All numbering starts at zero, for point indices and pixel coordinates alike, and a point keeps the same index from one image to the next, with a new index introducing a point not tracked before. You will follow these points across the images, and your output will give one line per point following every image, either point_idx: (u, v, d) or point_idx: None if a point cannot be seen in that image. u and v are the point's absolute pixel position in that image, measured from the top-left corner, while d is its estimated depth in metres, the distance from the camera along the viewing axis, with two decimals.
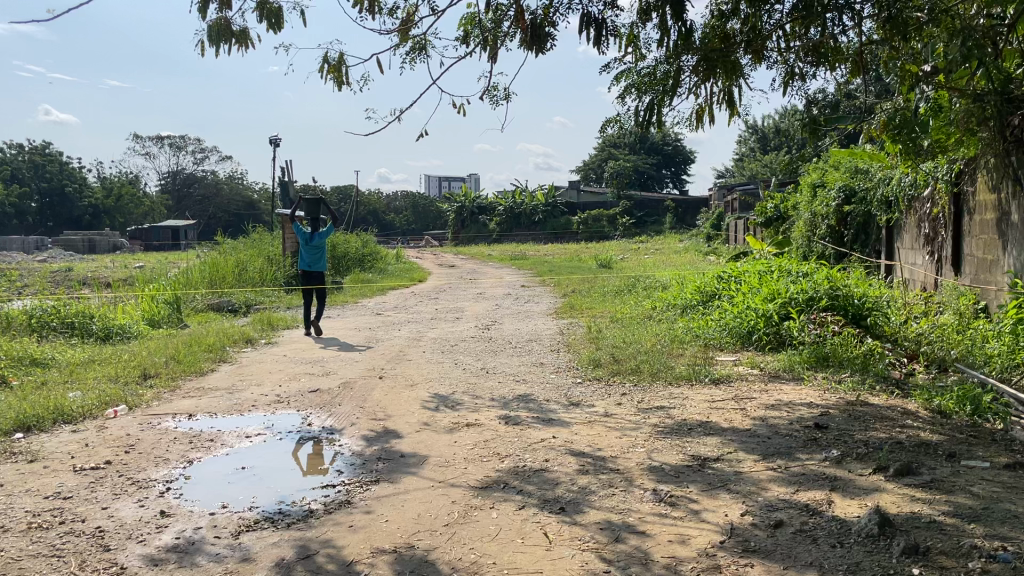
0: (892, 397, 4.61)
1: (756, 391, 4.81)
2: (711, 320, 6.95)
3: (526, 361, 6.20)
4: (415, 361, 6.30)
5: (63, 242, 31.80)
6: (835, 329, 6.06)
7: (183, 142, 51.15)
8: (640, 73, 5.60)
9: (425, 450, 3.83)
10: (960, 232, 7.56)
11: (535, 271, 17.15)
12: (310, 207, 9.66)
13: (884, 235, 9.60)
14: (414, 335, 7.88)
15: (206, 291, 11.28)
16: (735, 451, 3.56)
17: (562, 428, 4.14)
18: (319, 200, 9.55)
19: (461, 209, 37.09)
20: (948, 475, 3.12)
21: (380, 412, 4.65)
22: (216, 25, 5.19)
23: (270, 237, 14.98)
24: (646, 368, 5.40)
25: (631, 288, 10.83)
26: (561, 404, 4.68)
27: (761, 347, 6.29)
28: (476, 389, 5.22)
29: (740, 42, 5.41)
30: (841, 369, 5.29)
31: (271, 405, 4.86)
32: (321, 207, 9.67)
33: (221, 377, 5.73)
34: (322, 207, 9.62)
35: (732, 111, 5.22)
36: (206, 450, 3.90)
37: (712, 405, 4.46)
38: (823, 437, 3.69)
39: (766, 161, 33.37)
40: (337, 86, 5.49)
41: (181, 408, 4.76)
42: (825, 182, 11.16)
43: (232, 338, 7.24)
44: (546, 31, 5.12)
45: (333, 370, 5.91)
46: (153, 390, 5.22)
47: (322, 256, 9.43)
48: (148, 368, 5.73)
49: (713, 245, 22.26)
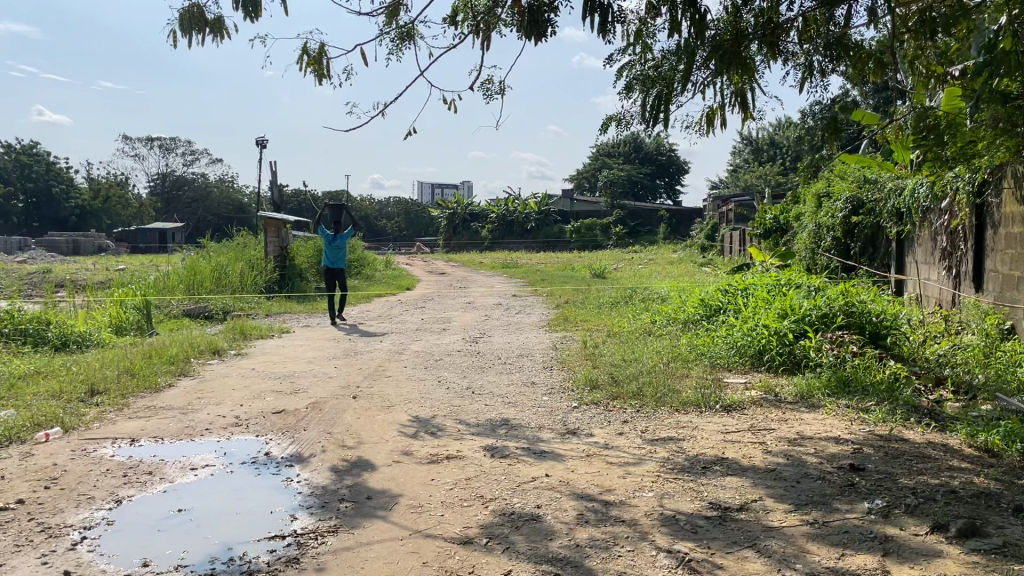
0: (928, 430, 4.07)
1: (774, 420, 4.27)
2: (718, 337, 6.39)
3: (517, 380, 5.66)
4: (395, 378, 5.74)
5: (47, 244, 31.05)
6: (855, 350, 5.49)
7: (172, 144, 50.44)
8: (645, 67, 5.12)
9: (397, 488, 3.28)
10: (982, 246, 7.06)
11: (528, 280, 16.65)
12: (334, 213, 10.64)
13: (894, 248, 9.11)
14: (396, 348, 7.32)
15: (181, 296, 10.71)
16: (761, 499, 3.02)
17: (557, 463, 3.59)
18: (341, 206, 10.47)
19: (452, 216, 36.40)
20: (1021, 537, 2.59)
21: (350, 438, 4.09)
22: (186, 12, 4.83)
23: (253, 241, 14.42)
24: (650, 391, 4.86)
25: (628, 300, 10.29)
26: (555, 433, 4.14)
27: (774, 369, 5.72)
28: (461, 412, 4.67)
29: (754, 35, 4.91)
30: (865, 395, 4.75)
31: (226, 429, 4.30)
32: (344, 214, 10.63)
33: (177, 394, 5.16)
34: (345, 213, 10.66)
35: (744, 114, 4.74)
36: (140, 487, 3.33)
37: (727, 438, 3.91)
38: (862, 482, 3.16)
39: (761, 173, 32.98)
40: (317, 79, 5.06)
41: (124, 432, 4.19)
42: (830, 192, 10.67)
43: (197, 350, 6.67)
44: (547, 16, 4.62)
45: (303, 388, 5.35)
46: (97, 409, 4.65)
47: (342, 256, 10.40)
48: (95, 384, 5.17)
49: (707, 257, 21.83)
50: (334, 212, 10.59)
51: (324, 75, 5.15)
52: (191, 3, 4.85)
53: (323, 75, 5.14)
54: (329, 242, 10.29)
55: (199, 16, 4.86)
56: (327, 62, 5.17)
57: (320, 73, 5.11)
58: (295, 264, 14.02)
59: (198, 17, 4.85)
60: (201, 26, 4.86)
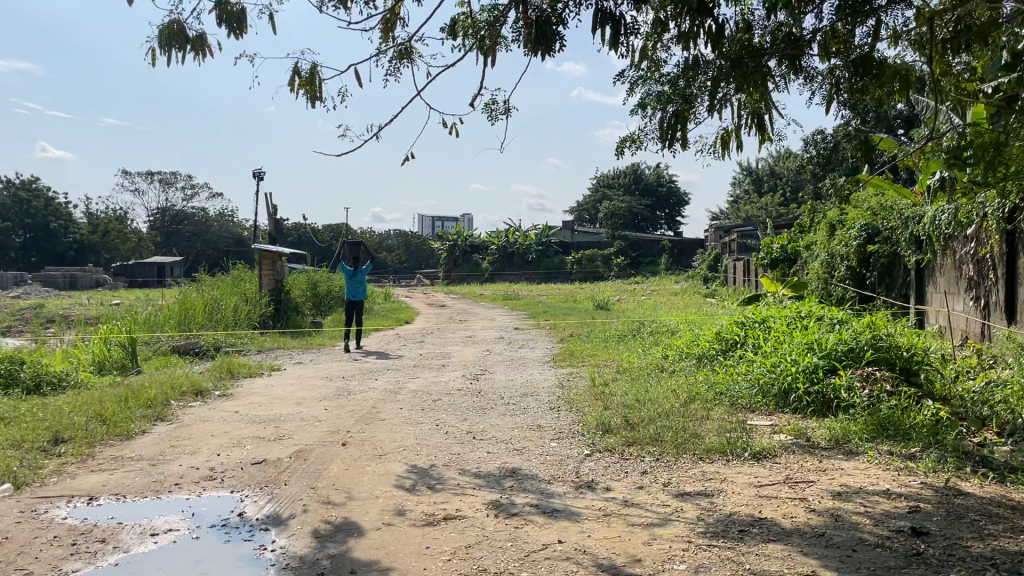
0: (987, 482, 3.61)
1: (811, 471, 3.81)
2: (737, 374, 5.97)
3: (521, 423, 5.20)
4: (390, 421, 5.29)
5: (44, 279, 30.64)
6: (889, 388, 5.04)
7: (173, 178, 50.22)
8: (659, 85, 4.76)
9: (387, 560, 2.82)
10: (1014, 275, 6.60)
11: (530, 313, 16.19)
12: (353, 248, 10.73)
13: (913, 277, 8.67)
14: (392, 387, 6.85)
15: (170, 333, 10.24)
16: (813, 572, 2.57)
17: (571, 525, 3.13)
18: (361, 241, 10.56)
19: (453, 247, 35.98)
20: None
21: (336, 494, 3.63)
22: (166, 28, 4.48)
23: (247, 274, 14.01)
24: (669, 437, 4.40)
25: (635, 333, 9.84)
26: (567, 486, 3.68)
27: (801, 411, 5.27)
28: (461, 461, 4.20)
29: (771, 49, 4.43)
30: (907, 440, 4.30)
31: (198, 484, 3.84)
32: (364, 250, 10.72)
33: (150, 442, 4.71)
34: (362, 249, 10.80)
35: (763, 137, 4.35)
36: (88, 559, 2.88)
37: (761, 493, 3.46)
38: (928, 551, 2.71)
39: (762, 204, 32.57)
40: (309, 101, 4.67)
41: (82, 489, 3.73)
42: (842, 220, 10.27)
43: (178, 391, 6.21)
44: (554, 29, 4.25)
45: (288, 434, 4.89)
46: (57, 462, 4.20)
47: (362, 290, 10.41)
48: (59, 431, 4.72)
49: (712, 288, 21.34)
50: (352, 248, 10.71)
51: (317, 97, 4.78)
52: (171, 19, 4.50)
53: (316, 97, 4.76)
54: (348, 276, 10.32)
55: (179, 33, 4.51)
56: (321, 83, 4.79)
57: (312, 95, 4.73)
58: (289, 299, 13.60)
59: (178, 33, 4.50)
60: (181, 43, 4.49)
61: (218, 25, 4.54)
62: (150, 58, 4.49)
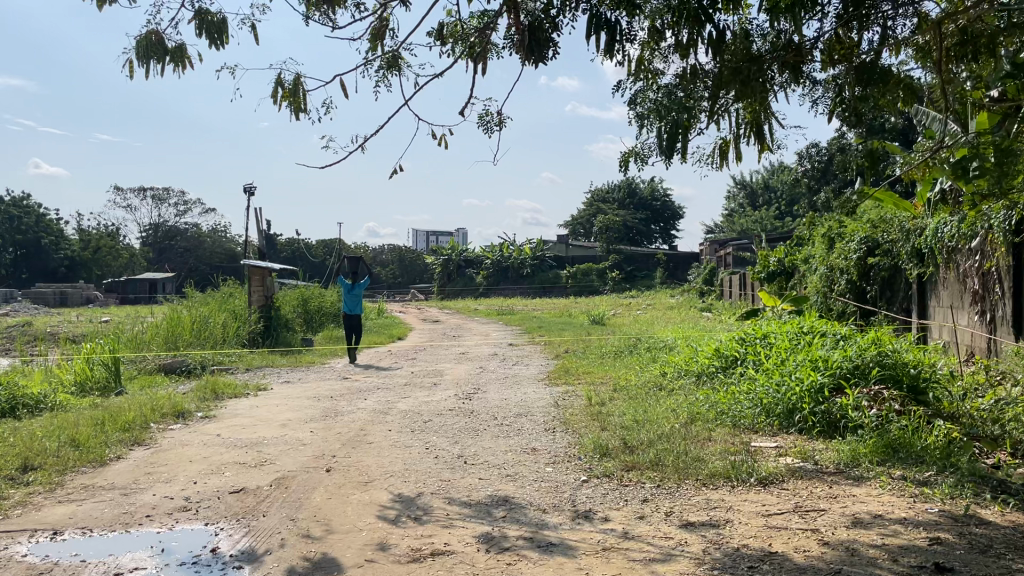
0: (1007, 509, 3.40)
1: (821, 498, 3.60)
2: (739, 393, 5.76)
3: (515, 445, 4.98)
4: (378, 445, 5.07)
5: (35, 296, 30.36)
6: (897, 408, 4.84)
7: (166, 194, 49.99)
8: (656, 94, 4.56)
9: None
10: (1021, 288, 6.42)
11: (525, 328, 15.96)
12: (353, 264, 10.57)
13: (915, 290, 8.48)
14: (381, 407, 6.63)
15: (156, 352, 10.00)
16: None
17: (567, 561, 2.91)
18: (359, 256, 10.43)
19: (447, 262, 35.79)
20: None
21: (317, 527, 3.40)
22: (143, 39, 4.28)
23: (236, 290, 13.79)
24: (670, 461, 4.18)
25: (631, 350, 9.63)
26: (563, 516, 3.46)
27: (807, 432, 5.06)
28: (451, 489, 3.98)
29: (771, 57, 4.24)
30: (920, 464, 4.09)
31: (171, 516, 3.61)
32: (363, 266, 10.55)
33: (125, 468, 4.49)
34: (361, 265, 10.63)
35: (764, 147, 4.16)
36: None
37: (770, 524, 3.24)
38: None
39: (757, 218, 32.41)
40: (293, 113, 4.48)
41: (46, 522, 3.50)
42: (841, 233, 10.10)
43: (159, 414, 5.97)
44: (547, 35, 4.07)
45: (270, 459, 4.67)
46: (23, 492, 3.96)
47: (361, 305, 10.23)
48: (28, 459, 4.49)
49: (708, 301, 21.15)
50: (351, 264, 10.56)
51: (301, 109, 4.59)
52: (149, 29, 4.31)
53: (299, 109, 4.57)
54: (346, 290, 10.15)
55: (158, 43, 4.32)
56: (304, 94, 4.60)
57: (296, 106, 4.53)
58: (280, 315, 13.37)
59: (156, 44, 4.31)
60: (160, 54, 4.30)
61: (197, 36, 4.35)
62: (127, 70, 4.30)
